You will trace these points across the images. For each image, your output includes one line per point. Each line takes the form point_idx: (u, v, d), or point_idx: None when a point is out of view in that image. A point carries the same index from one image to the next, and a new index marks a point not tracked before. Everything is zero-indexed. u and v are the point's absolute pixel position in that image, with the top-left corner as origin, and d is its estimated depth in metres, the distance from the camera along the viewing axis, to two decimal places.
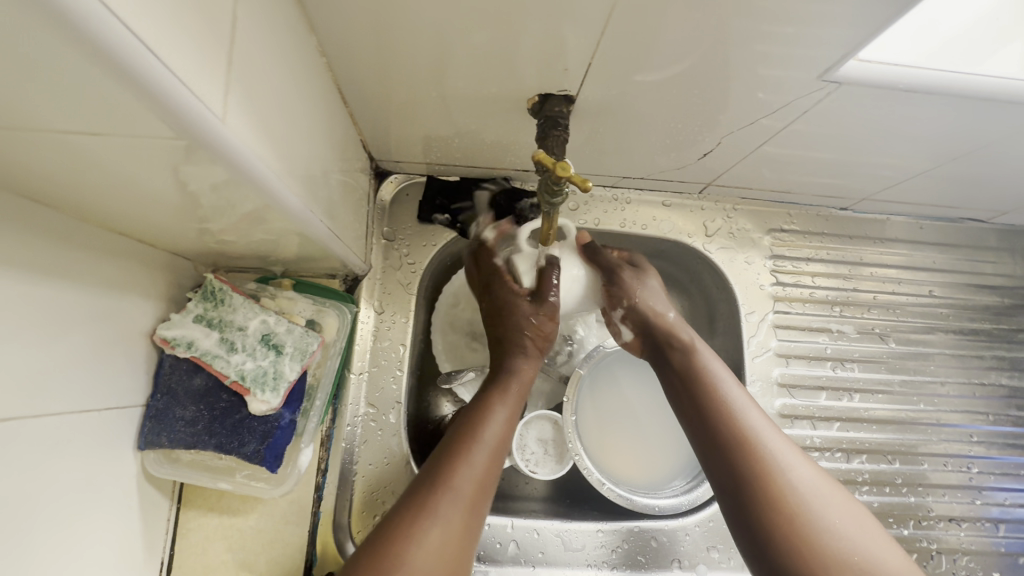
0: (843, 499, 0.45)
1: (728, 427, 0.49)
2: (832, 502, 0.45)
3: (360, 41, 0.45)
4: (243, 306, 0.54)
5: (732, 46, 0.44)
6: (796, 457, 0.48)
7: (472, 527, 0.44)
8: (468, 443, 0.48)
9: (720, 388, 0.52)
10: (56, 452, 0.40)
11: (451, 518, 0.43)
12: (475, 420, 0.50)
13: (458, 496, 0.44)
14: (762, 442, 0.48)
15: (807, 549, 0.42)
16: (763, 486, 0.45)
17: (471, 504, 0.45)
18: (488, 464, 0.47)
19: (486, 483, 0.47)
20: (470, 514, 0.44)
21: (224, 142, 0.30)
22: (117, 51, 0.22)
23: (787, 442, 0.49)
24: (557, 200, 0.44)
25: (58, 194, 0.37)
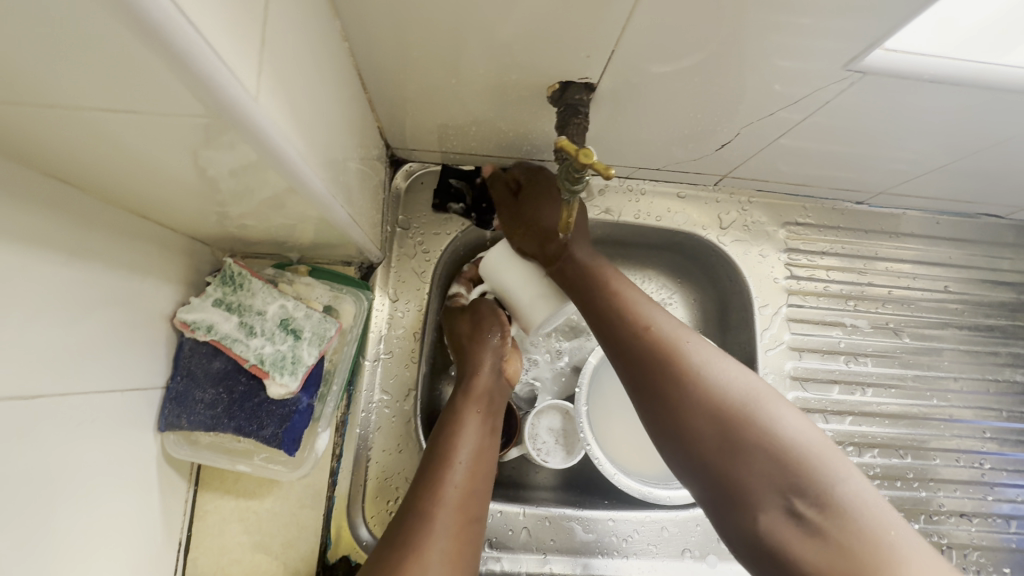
0: (739, 376, 0.48)
1: (646, 350, 0.51)
2: (728, 380, 0.47)
3: (382, 26, 0.44)
4: (262, 291, 0.54)
5: (756, 35, 0.44)
6: (722, 368, 0.48)
7: (469, 541, 0.47)
8: (442, 468, 0.50)
9: (636, 311, 0.53)
10: (79, 430, 0.40)
11: (445, 541, 0.45)
12: (447, 440, 0.52)
13: (447, 518, 0.46)
14: (662, 341, 0.51)
15: (736, 447, 0.44)
16: (692, 411, 0.46)
17: (462, 523, 0.47)
18: (468, 483, 0.50)
19: (469, 497, 0.49)
20: (463, 530, 0.47)
21: (254, 121, 0.30)
22: (160, 29, 0.22)
23: (685, 333, 0.51)
24: (578, 187, 0.44)
25: (84, 175, 0.37)
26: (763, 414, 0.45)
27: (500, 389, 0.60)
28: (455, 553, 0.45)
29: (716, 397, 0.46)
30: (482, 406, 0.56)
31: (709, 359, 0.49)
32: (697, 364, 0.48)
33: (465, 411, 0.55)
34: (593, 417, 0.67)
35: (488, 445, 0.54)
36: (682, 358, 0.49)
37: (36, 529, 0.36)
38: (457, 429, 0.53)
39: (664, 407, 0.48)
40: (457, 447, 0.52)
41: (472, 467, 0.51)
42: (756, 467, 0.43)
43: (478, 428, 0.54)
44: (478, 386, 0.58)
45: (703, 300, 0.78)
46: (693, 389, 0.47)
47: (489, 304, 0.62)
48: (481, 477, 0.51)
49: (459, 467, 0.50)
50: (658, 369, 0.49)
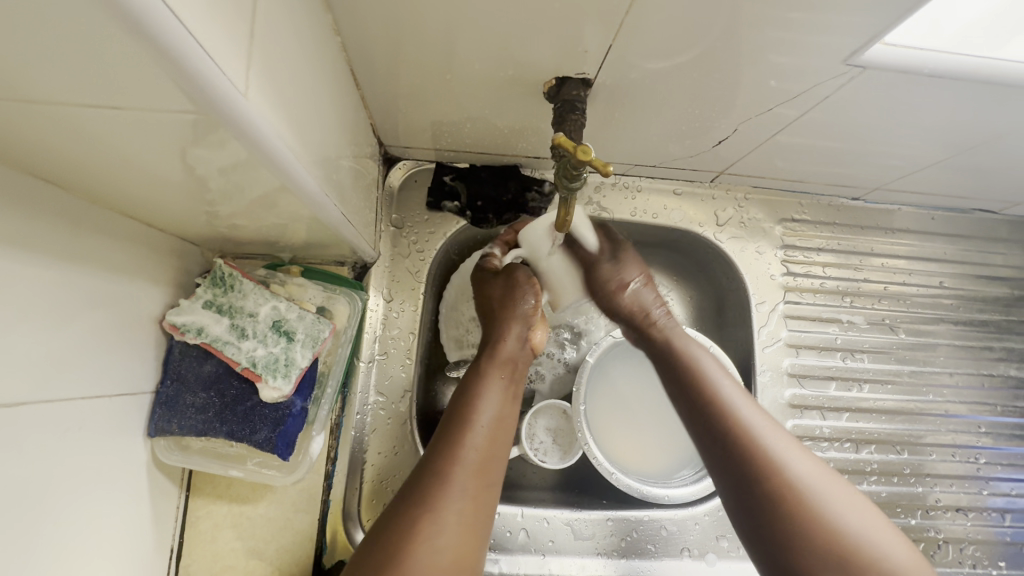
0: (843, 495, 0.46)
1: (749, 442, 0.48)
2: (834, 495, 0.45)
3: (375, 20, 0.43)
4: (253, 292, 0.53)
5: (754, 30, 0.43)
6: (826, 483, 0.46)
7: (486, 504, 0.46)
8: (462, 428, 0.49)
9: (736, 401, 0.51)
10: (66, 437, 0.39)
11: (462, 502, 0.44)
12: (469, 402, 0.51)
13: (463, 479, 0.46)
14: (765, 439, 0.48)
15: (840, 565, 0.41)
16: (795, 519, 0.44)
17: (480, 484, 0.46)
18: (487, 444, 0.49)
19: (488, 460, 0.48)
20: (480, 491, 0.46)
21: (243, 117, 0.29)
22: (143, 19, 0.21)
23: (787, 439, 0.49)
24: (577, 184, 0.43)
25: (67, 175, 0.36)
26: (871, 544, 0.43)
27: (524, 357, 0.58)
28: (472, 513, 0.44)
29: (823, 515, 0.43)
30: (506, 371, 0.55)
31: (795, 457, 0.47)
32: (802, 472, 0.46)
33: (489, 374, 0.55)
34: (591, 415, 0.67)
35: (508, 409, 0.53)
36: (788, 464, 0.46)
37: (18, 553, 0.35)
38: (479, 392, 0.52)
39: (765, 509, 0.45)
40: (477, 409, 0.51)
41: (492, 430, 0.50)
42: None
43: (499, 391, 0.53)
44: (502, 352, 0.57)
45: (700, 297, 0.77)
46: (795, 504, 0.44)
47: (524, 272, 0.61)
48: (501, 440, 0.50)
49: (479, 429, 0.49)
50: (760, 466, 0.46)
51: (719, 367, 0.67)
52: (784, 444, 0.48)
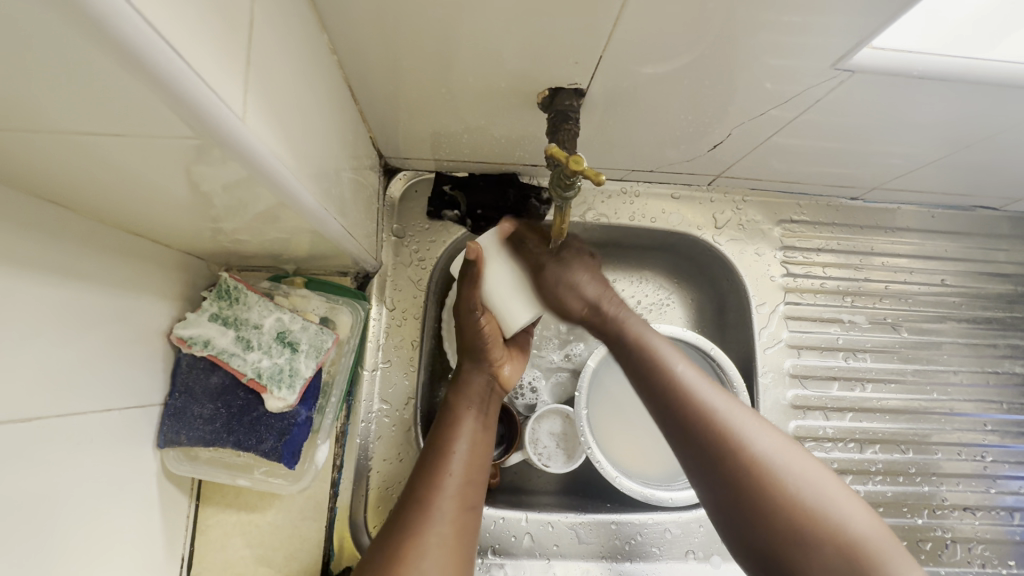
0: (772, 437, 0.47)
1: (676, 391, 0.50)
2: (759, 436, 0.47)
3: (369, 39, 0.45)
4: (258, 304, 0.54)
5: (741, 36, 0.44)
6: (754, 428, 0.48)
7: (468, 526, 0.48)
8: (439, 456, 0.51)
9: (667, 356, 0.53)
10: (78, 450, 0.40)
11: (443, 526, 0.46)
12: (445, 434, 0.53)
13: (445, 505, 0.47)
14: (694, 393, 0.50)
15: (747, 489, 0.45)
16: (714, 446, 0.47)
17: (460, 507, 0.48)
18: (466, 470, 0.51)
19: (469, 483, 0.50)
20: (461, 514, 0.48)
21: (241, 139, 0.30)
22: (145, 53, 0.22)
23: (722, 395, 0.50)
24: (571, 193, 0.44)
25: (78, 198, 0.37)
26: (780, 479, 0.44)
27: (494, 395, 0.58)
28: (454, 536, 0.46)
29: (735, 451, 0.46)
30: (473, 404, 0.56)
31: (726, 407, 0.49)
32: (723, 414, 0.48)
33: (459, 411, 0.55)
34: (592, 421, 0.67)
35: (485, 436, 0.54)
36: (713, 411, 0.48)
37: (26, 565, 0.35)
38: (452, 425, 0.54)
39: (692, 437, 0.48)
40: (453, 439, 0.52)
41: (469, 457, 0.52)
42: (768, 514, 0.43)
43: (473, 424, 0.54)
44: (469, 387, 0.57)
45: (701, 300, 0.78)
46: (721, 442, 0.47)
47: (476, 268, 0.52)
48: (478, 468, 0.52)
49: (457, 457, 0.51)
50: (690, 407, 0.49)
51: (720, 368, 0.67)
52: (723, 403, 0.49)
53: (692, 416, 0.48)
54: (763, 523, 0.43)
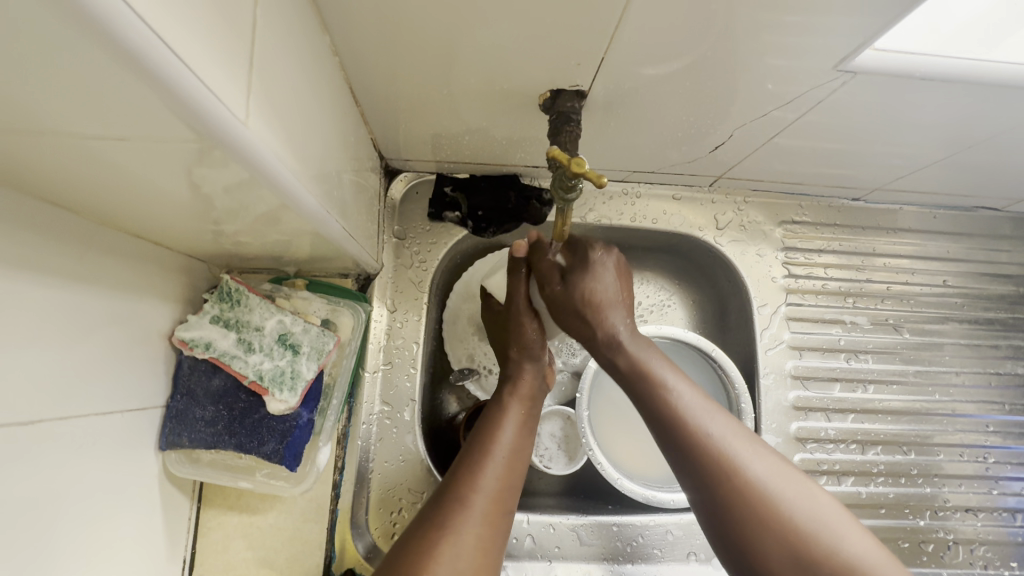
0: (770, 461, 0.46)
1: (673, 413, 0.49)
2: (757, 461, 0.46)
3: (372, 42, 0.45)
4: (259, 306, 0.54)
5: (744, 37, 0.44)
6: (751, 452, 0.47)
7: (499, 532, 0.46)
8: (480, 456, 0.50)
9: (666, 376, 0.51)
10: (80, 452, 0.40)
11: (479, 529, 0.45)
12: (487, 431, 0.52)
13: (481, 507, 0.46)
14: (692, 417, 0.48)
15: (745, 517, 0.44)
16: (711, 475, 0.46)
17: (495, 510, 0.47)
18: (506, 474, 0.49)
19: (506, 487, 0.49)
20: (496, 519, 0.46)
21: (243, 141, 0.30)
22: (147, 58, 0.22)
23: (721, 416, 0.49)
24: (572, 195, 0.44)
25: (81, 200, 0.37)
26: (777, 509, 0.43)
27: (541, 396, 0.59)
28: (487, 540, 0.44)
29: (731, 479, 0.45)
30: (524, 403, 0.56)
31: (722, 430, 0.48)
32: (718, 438, 0.47)
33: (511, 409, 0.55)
34: (594, 423, 0.67)
35: (526, 441, 0.53)
36: (710, 437, 0.47)
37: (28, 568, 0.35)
38: (497, 423, 0.53)
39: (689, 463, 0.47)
40: (499, 436, 0.52)
41: (511, 460, 0.51)
42: (765, 545, 0.43)
43: (517, 424, 0.54)
44: (522, 384, 0.58)
45: (703, 301, 0.78)
46: (717, 471, 0.46)
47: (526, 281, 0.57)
48: (517, 473, 0.51)
49: (498, 458, 0.50)
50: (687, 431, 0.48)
51: (722, 370, 0.67)
52: (721, 425, 0.48)
53: (689, 444, 0.47)
54: (759, 552, 0.43)
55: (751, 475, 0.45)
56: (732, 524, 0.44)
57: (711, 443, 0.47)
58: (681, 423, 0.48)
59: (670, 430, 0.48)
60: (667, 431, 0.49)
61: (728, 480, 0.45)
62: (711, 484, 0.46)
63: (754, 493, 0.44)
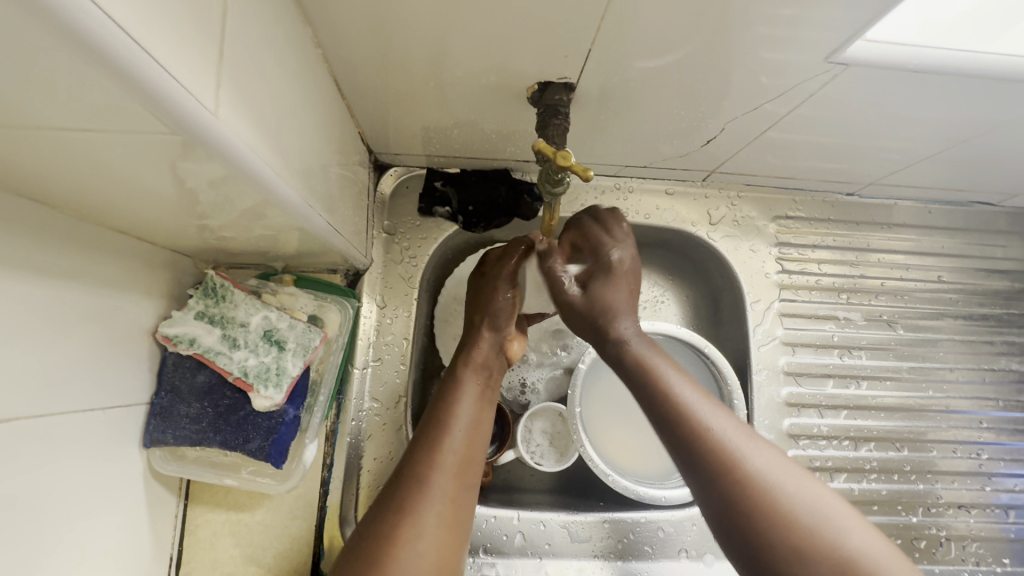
0: (776, 458, 0.45)
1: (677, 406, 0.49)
2: (762, 456, 0.45)
3: (355, 33, 0.44)
4: (244, 302, 0.54)
5: (734, 29, 0.43)
6: (756, 449, 0.46)
7: (464, 506, 0.47)
8: (439, 433, 0.49)
9: (672, 373, 0.51)
10: (62, 450, 0.40)
11: (441, 505, 0.45)
12: (445, 406, 0.52)
13: (443, 484, 0.46)
14: (697, 411, 0.48)
15: (751, 510, 0.42)
16: (717, 468, 0.45)
17: (458, 485, 0.47)
18: (465, 448, 0.49)
19: (467, 460, 0.49)
20: (458, 494, 0.47)
21: (218, 134, 0.30)
22: (108, 49, 0.21)
23: (725, 413, 0.48)
24: (560, 188, 0.44)
25: (57, 195, 0.37)
26: (783, 504, 0.42)
27: (498, 366, 0.59)
28: (451, 516, 0.45)
29: (738, 471, 0.44)
30: (481, 374, 0.56)
31: (725, 425, 0.47)
32: (722, 431, 0.46)
33: (465, 380, 0.55)
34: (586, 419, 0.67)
35: (485, 414, 0.53)
36: (713, 430, 0.47)
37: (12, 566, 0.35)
38: (456, 396, 0.53)
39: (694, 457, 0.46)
40: (455, 411, 0.51)
41: (471, 433, 0.51)
42: (773, 540, 0.41)
43: (476, 396, 0.54)
44: (478, 354, 0.58)
45: (696, 297, 0.77)
46: (722, 463, 0.45)
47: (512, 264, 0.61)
48: (478, 445, 0.51)
49: (456, 432, 0.50)
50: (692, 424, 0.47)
51: (714, 366, 0.67)
52: (726, 422, 0.47)
53: (692, 435, 0.47)
54: (764, 550, 0.41)
55: (757, 469, 0.44)
56: (737, 519, 0.43)
57: (715, 436, 0.46)
58: (686, 415, 0.48)
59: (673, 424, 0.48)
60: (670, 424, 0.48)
61: (734, 474, 0.44)
62: (716, 478, 0.44)
63: (759, 486, 0.43)
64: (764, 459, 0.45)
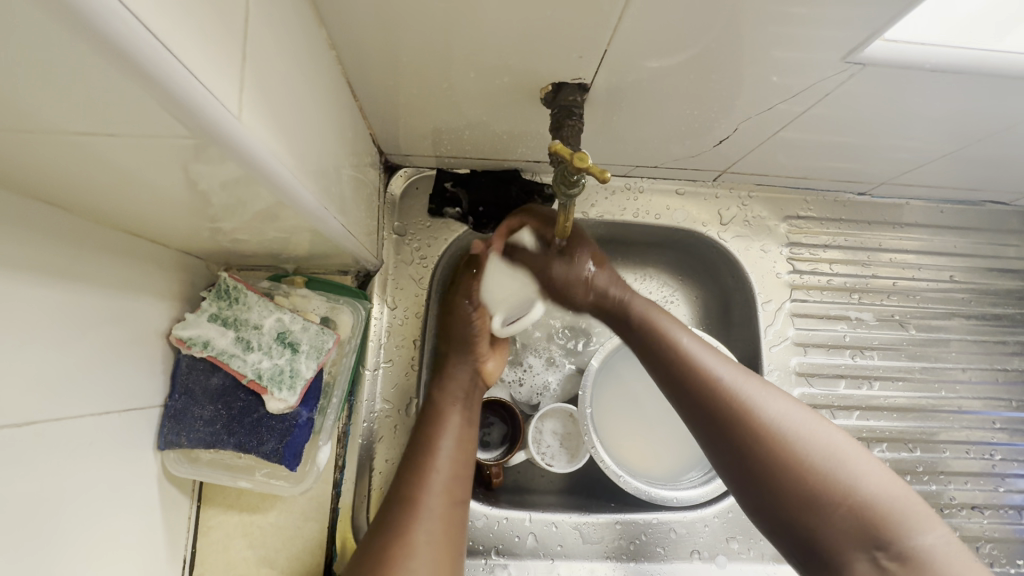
0: (786, 404, 0.47)
1: (684, 364, 0.50)
2: (771, 403, 0.47)
3: (370, 35, 0.44)
4: (257, 304, 0.54)
5: (750, 29, 0.43)
6: (765, 396, 0.47)
7: (456, 524, 0.49)
8: (424, 454, 0.51)
9: (677, 331, 0.53)
10: (78, 453, 0.40)
11: (433, 523, 0.47)
12: (430, 429, 0.54)
13: (433, 503, 0.48)
14: (703, 366, 0.50)
15: (763, 455, 0.44)
16: (728, 418, 0.46)
17: (447, 505, 0.49)
18: (451, 468, 0.51)
19: (454, 481, 0.51)
20: (448, 511, 0.48)
21: (237, 136, 0.29)
22: (131, 50, 0.21)
23: (732, 366, 0.50)
24: (576, 190, 0.43)
25: (74, 198, 0.36)
26: (794, 448, 0.44)
27: (477, 389, 0.59)
28: (443, 534, 0.47)
29: (748, 419, 0.46)
30: (455, 397, 0.57)
31: (733, 376, 0.49)
32: (729, 384, 0.48)
33: (442, 405, 0.56)
34: (597, 420, 0.66)
35: (469, 433, 0.55)
36: (720, 382, 0.48)
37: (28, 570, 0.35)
38: (438, 421, 0.55)
39: (704, 409, 0.48)
40: (438, 434, 0.53)
41: (455, 454, 0.52)
42: (785, 481, 0.43)
43: (456, 420, 0.55)
44: (453, 380, 0.58)
45: (706, 298, 0.77)
46: (732, 413, 0.46)
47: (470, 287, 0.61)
48: (464, 464, 0.52)
49: (441, 453, 0.52)
50: (700, 379, 0.49)
51: None
52: (732, 373, 0.49)
53: (700, 389, 0.48)
54: (775, 491, 0.43)
55: (765, 416, 0.45)
56: (750, 465, 0.45)
57: (722, 388, 0.48)
58: (694, 370, 0.49)
59: (681, 380, 0.50)
60: (678, 380, 0.50)
61: (743, 422, 0.46)
62: (726, 427, 0.46)
63: (768, 432, 0.45)
64: (785, 419, 0.45)
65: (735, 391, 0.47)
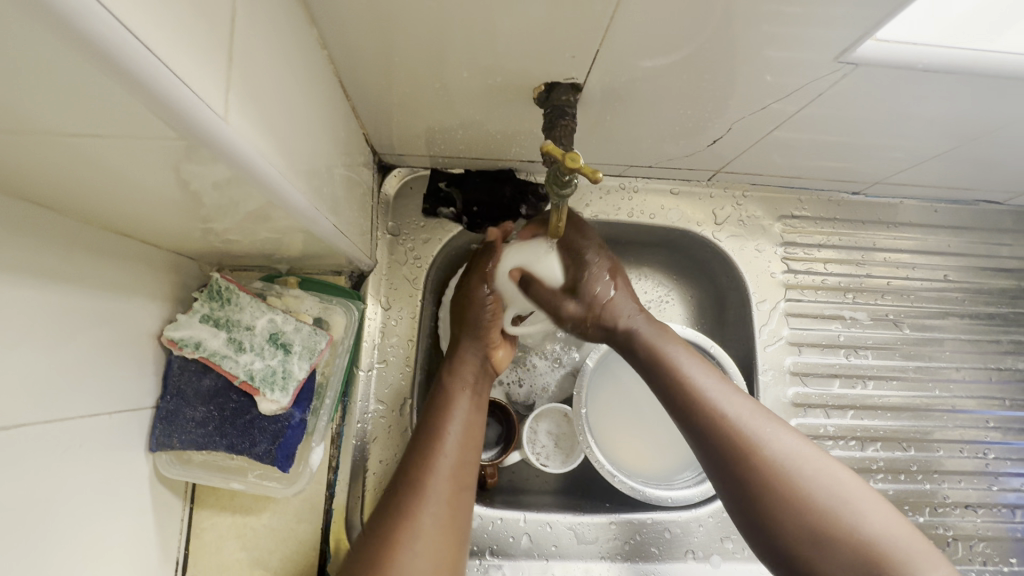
0: (792, 441, 0.47)
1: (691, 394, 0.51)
2: (777, 440, 0.47)
3: (361, 35, 0.44)
4: (249, 305, 0.53)
5: (742, 28, 0.43)
6: (772, 430, 0.48)
7: (461, 509, 0.48)
8: (432, 439, 0.51)
9: (685, 361, 0.53)
10: (69, 455, 0.40)
11: (439, 509, 0.47)
12: (438, 415, 0.53)
13: (438, 488, 0.48)
14: (710, 397, 0.50)
15: (767, 490, 0.44)
16: (732, 451, 0.47)
17: (453, 490, 0.48)
18: (458, 455, 0.51)
19: (461, 467, 0.50)
20: (454, 496, 0.48)
21: (225, 136, 0.29)
22: (115, 51, 0.21)
23: (739, 399, 0.50)
24: (568, 190, 0.43)
25: (63, 199, 0.36)
26: (797, 484, 0.44)
27: (487, 376, 0.59)
28: (448, 520, 0.46)
29: (753, 454, 0.46)
30: (467, 382, 0.56)
31: (739, 409, 0.49)
32: (736, 416, 0.48)
33: (452, 390, 0.55)
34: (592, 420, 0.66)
35: (477, 419, 0.54)
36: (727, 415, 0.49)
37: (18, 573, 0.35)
38: (446, 406, 0.54)
39: (710, 441, 0.48)
40: (446, 419, 0.53)
41: (463, 440, 0.52)
42: (787, 517, 0.43)
43: (465, 406, 0.54)
44: (464, 365, 0.57)
45: (701, 297, 0.77)
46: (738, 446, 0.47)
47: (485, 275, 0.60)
48: (472, 449, 0.52)
49: (449, 440, 0.51)
50: (707, 411, 0.49)
51: (721, 367, 0.66)
52: (739, 407, 0.49)
53: (707, 421, 0.49)
54: (778, 525, 0.43)
55: (771, 451, 0.46)
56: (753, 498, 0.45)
57: (728, 421, 0.48)
58: (701, 400, 0.50)
59: (688, 411, 0.50)
60: (686, 411, 0.50)
61: (748, 456, 0.46)
62: (731, 460, 0.47)
63: (773, 467, 0.45)
64: (791, 455, 0.46)
65: (742, 424, 0.48)
